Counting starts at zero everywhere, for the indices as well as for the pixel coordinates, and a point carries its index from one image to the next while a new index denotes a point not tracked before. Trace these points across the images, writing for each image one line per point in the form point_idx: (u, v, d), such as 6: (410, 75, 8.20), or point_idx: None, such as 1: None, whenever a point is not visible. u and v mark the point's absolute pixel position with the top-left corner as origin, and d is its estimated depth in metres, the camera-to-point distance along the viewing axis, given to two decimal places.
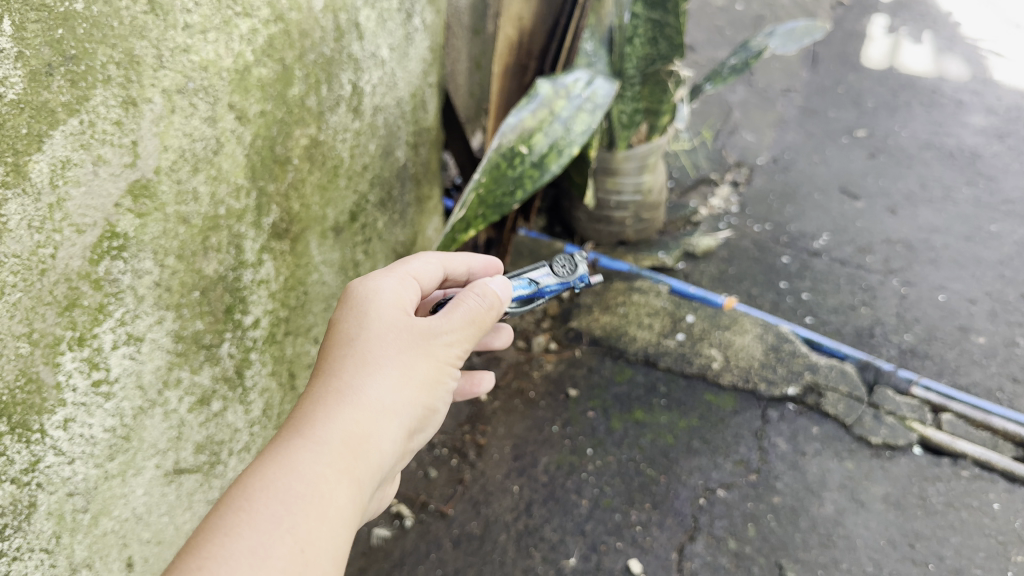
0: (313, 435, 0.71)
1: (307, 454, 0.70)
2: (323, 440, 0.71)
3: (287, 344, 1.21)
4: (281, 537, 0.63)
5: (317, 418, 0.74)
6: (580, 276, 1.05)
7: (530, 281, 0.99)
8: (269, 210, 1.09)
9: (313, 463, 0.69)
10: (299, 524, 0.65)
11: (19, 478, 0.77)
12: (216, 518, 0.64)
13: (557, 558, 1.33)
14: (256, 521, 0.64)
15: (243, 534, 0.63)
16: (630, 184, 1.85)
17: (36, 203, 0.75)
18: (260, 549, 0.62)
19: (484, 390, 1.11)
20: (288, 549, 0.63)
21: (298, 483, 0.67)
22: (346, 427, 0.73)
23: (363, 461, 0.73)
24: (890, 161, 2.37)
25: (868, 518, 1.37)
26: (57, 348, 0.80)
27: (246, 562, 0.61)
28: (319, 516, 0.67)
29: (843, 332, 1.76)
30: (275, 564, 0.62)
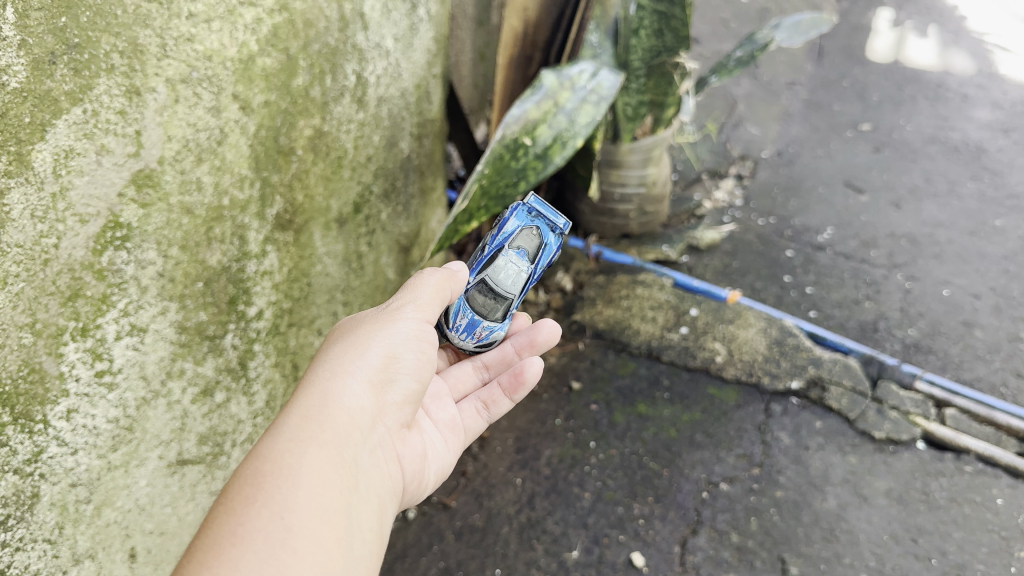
0: (271, 434, 0.81)
1: (267, 446, 0.79)
2: (280, 431, 0.81)
3: (290, 335, 1.21)
4: (256, 512, 0.72)
5: (276, 420, 0.84)
6: (529, 204, 1.20)
7: (482, 255, 1.19)
8: (273, 201, 1.09)
9: (274, 449, 0.79)
10: (271, 498, 0.74)
11: (22, 469, 0.77)
12: (201, 523, 0.73)
13: (560, 550, 1.33)
14: (232, 508, 0.73)
15: (223, 522, 0.72)
16: (635, 177, 1.85)
17: (39, 192, 0.75)
18: (240, 527, 0.71)
19: (532, 376, 1.17)
20: (266, 519, 0.72)
21: (265, 471, 0.77)
22: (301, 416, 0.83)
23: (324, 435, 0.83)
24: (895, 155, 2.36)
25: (871, 512, 1.36)
26: (60, 339, 0.79)
27: (230, 540, 0.70)
28: (288, 487, 0.75)
29: (847, 326, 1.75)
30: (257, 534, 0.71)
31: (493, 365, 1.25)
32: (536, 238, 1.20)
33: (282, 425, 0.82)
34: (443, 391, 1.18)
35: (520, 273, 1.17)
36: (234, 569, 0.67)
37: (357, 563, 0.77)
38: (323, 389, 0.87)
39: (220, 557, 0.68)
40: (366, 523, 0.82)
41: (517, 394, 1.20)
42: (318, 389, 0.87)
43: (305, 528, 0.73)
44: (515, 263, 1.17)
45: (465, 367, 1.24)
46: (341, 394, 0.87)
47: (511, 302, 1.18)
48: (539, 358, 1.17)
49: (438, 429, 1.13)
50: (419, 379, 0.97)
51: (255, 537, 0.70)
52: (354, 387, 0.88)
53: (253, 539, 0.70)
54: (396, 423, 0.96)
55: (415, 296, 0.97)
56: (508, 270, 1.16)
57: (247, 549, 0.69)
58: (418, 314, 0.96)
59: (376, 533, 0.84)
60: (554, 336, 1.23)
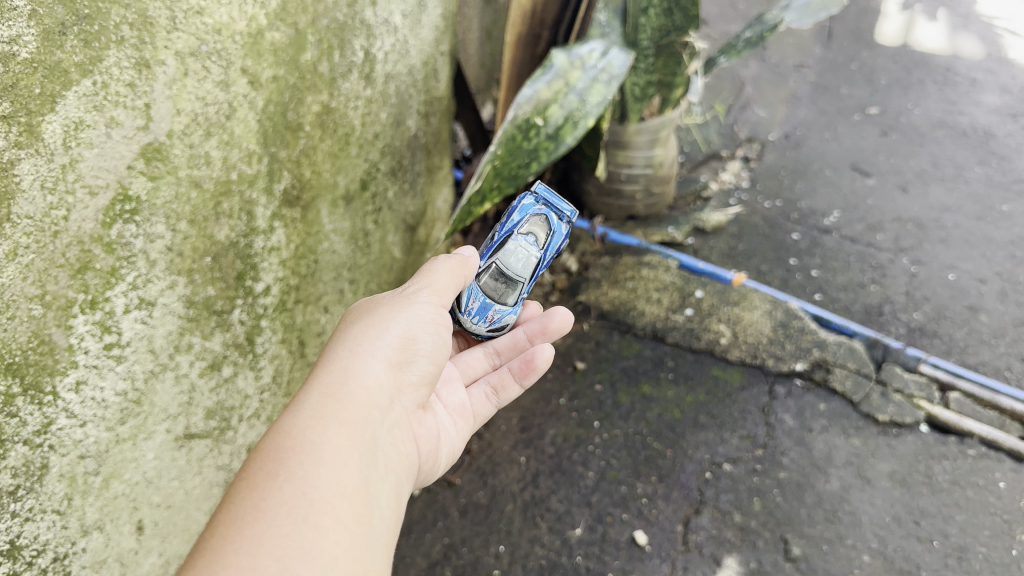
0: (291, 410, 0.82)
1: (289, 422, 0.79)
2: (301, 408, 0.82)
3: (297, 312, 1.21)
4: (279, 488, 0.73)
5: (295, 398, 0.84)
6: (536, 191, 1.21)
7: (492, 243, 1.20)
8: (280, 176, 1.09)
9: (295, 426, 0.79)
10: (294, 473, 0.74)
11: (32, 440, 0.77)
12: (223, 499, 0.73)
13: (563, 528, 1.33)
14: (254, 483, 0.73)
15: (246, 497, 0.72)
16: (642, 158, 1.85)
17: (49, 162, 0.75)
18: (263, 502, 0.71)
19: (543, 363, 1.17)
20: (289, 494, 0.72)
21: (286, 446, 0.77)
22: (320, 394, 0.84)
23: (344, 413, 0.83)
24: (903, 140, 2.35)
25: (873, 494, 1.37)
26: (69, 311, 0.80)
27: (253, 515, 0.70)
28: (310, 463, 0.76)
29: (853, 309, 1.75)
30: (280, 508, 0.71)
31: (504, 351, 1.25)
32: (545, 224, 1.20)
33: (301, 403, 0.82)
34: (453, 376, 1.19)
35: (530, 257, 1.17)
36: (257, 543, 0.68)
37: (378, 539, 0.78)
38: (343, 368, 0.87)
39: (244, 532, 0.68)
40: (386, 501, 0.82)
41: (527, 380, 1.20)
42: (337, 369, 0.87)
43: (327, 503, 0.73)
44: (525, 247, 1.18)
45: (476, 352, 1.25)
46: (359, 373, 0.87)
47: (521, 287, 1.18)
48: (551, 344, 1.18)
49: (448, 412, 1.13)
50: (432, 360, 0.98)
51: (278, 512, 0.71)
52: (372, 366, 0.89)
53: (277, 512, 0.70)
54: (411, 403, 0.97)
55: (430, 282, 0.99)
56: (518, 254, 1.17)
57: (271, 523, 0.69)
58: (433, 298, 0.98)
59: (395, 510, 0.84)
60: (566, 324, 1.23)
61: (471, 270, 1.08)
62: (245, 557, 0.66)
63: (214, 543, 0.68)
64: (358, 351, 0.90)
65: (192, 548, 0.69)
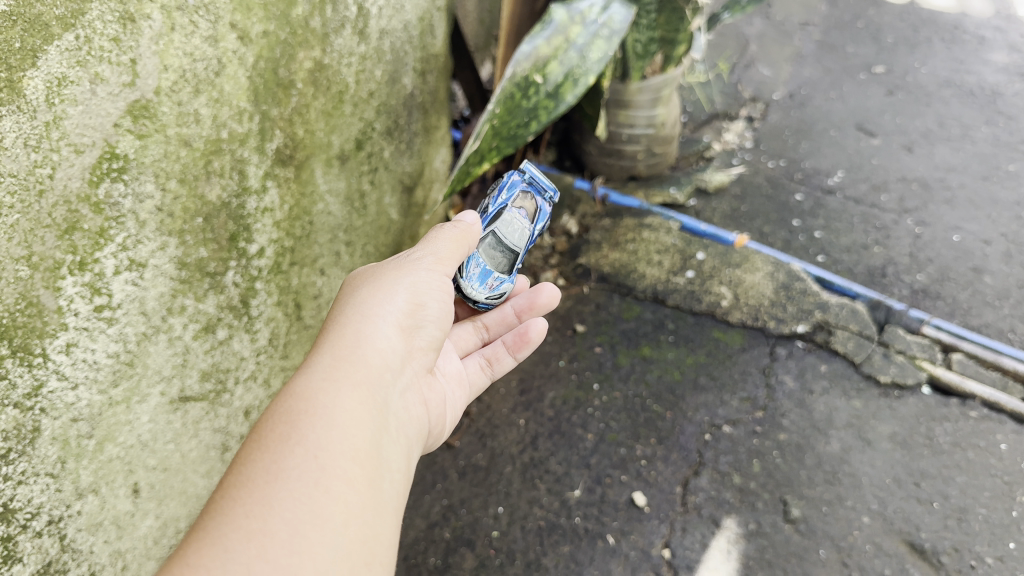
0: (302, 373, 0.80)
1: (301, 385, 0.78)
2: (312, 370, 0.80)
3: (292, 274, 1.19)
4: (290, 451, 0.71)
5: (306, 361, 0.83)
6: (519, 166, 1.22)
7: (487, 208, 1.18)
8: (272, 135, 1.07)
9: (307, 388, 0.78)
10: (306, 437, 0.73)
11: (22, 403, 0.76)
12: (233, 460, 0.72)
13: (562, 490, 1.33)
14: (266, 446, 0.72)
15: (258, 460, 0.71)
16: (643, 118, 1.82)
17: (32, 119, 0.73)
18: (275, 465, 0.70)
19: (536, 335, 1.17)
20: (301, 457, 0.71)
21: (298, 409, 0.76)
22: (331, 358, 0.83)
23: (357, 375, 0.82)
24: (909, 99, 2.32)
25: (874, 456, 1.36)
26: (58, 272, 0.78)
27: (264, 477, 0.69)
28: (322, 426, 0.75)
29: (855, 271, 1.73)
30: (291, 472, 0.70)
31: (493, 326, 1.25)
32: (532, 202, 1.21)
33: (312, 366, 0.81)
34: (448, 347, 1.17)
35: (523, 230, 1.18)
36: (268, 507, 0.67)
37: (390, 501, 0.77)
38: (355, 331, 0.86)
39: (254, 495, 0.67)
40: (396, 464, 0.82)
41: (520, 353, 1.20)
42: (348, 332, 0.86)
43: (340, 467, 0.73)
44: (518, 220, 1.18)
45: (466, 327, 1.23)
46: (371, 338, 0.86)
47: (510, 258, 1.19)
48: (544, 318, 1.18)
49: (446, 380, 1.11)
50: (440, 327, 0.97)
51: (290, 475, 0.70)
52: (382, 330, 0.88)
53: (290, 475, 0.70)
54: (419, 367, 0.96)
55: (435, 250, 0.98)
56: (514, 226, 1.17)
57: (282, 486, 0.69)
58: (437, 266, 0.97)
59: (405, 474, 0.83)
60: (554, 300, 1.23)
61: (474, 237, 1.06)
62: (255, 521, 0.66)
63: (225, 505, 0.67)
64: (366, 312, 0.88)
65: (204, 510, 0.68)
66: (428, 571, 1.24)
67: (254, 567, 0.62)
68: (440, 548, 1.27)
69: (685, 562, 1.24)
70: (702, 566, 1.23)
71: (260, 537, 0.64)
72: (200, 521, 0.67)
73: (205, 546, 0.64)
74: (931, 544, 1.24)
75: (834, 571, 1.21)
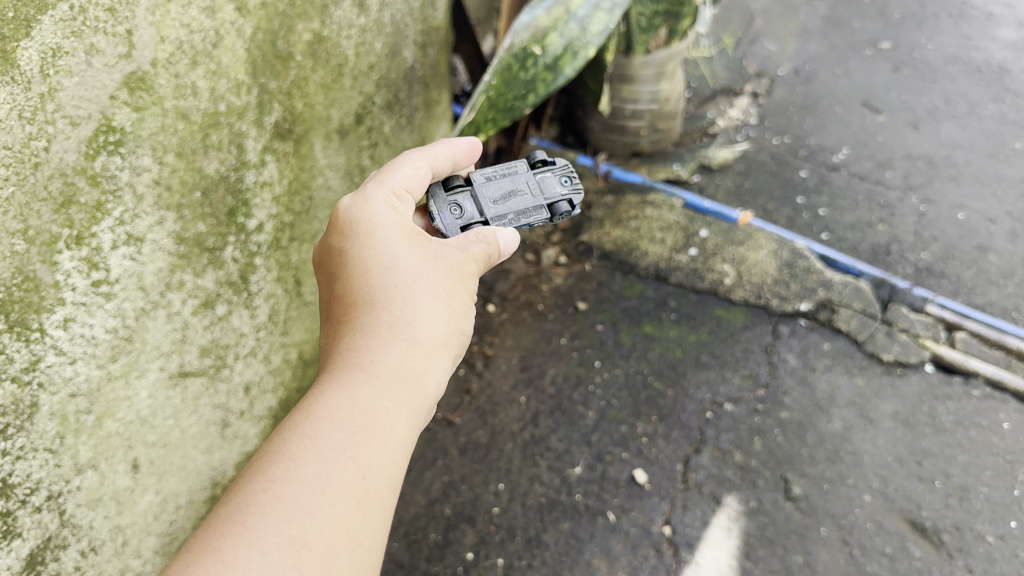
0: (363, 375, 0.74)
1: (360, 391, 0.72)
2: (375, 378, 0.74)
3: (292, 250, 1.18)
4: (343, 463, 0.66)
5: (365, 359, 0.76)
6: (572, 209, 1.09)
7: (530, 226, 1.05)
8: (271, 108, 1.05)
9: (365, 398, 0.72)
10: (359, 453, 0.68)
11: (20, 378, 0.76)
12: (280, 446, 0.66)
13: (563, 467, 1.33)
14: (319, 446, 0.66)
15: (307, 460, 0.65)
16: (647, 93, 1.80)
17: (27, 91, 0.72)
18: (324, 473, 0.65)
19: None
20: (351, 473, 0.66)
21: (357, 420, 0.70)
22: (394, 367, 0.76)
23: (414, 401, 0.76)
24: (915, 75, 2.29)
25: (876, 435, 1.36)
26: (54, 247, 0.77)
27: (312, 483, 0.64)
28: (377, 448, 0.69)
29: (859, 249, 1.72)
30: (340, 487, 0.64)
31: None
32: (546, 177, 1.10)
33: (369, 368, 0.75)
34: None
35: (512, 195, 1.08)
36: (310, 518, 0.62)
37: None
38: (420, 347, 0.79)
39: (300, 501, 0.62)
40: None
41: None
42: (413, 344, 0.79)
43: (382, 498, 0.67)
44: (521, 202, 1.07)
45: None
46: (432, 362, 0.80)
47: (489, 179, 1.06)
48: None
49: None
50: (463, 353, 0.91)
51: (336, 490, 0.64)
52: (441, 354, 0.81)
53: (336, 489, 0.64)
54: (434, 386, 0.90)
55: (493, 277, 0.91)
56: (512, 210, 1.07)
57: (329, 502, 0.63)
58: None
59: None
60: None
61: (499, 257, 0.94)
62: (295, 529, 0.61)
63: (266, 502, 0.62)
64: (424, 316, 0.81)
65: (239, 491, 0.62)
66: (429, 547, 1.24)
67: None
68: (440, 524, 1.27)
69: (685, 539, 1.24)
70: (703, 543, 1.23)
71: (298, 550, 0.60)
72: (235, 503, 0.61)
73: (238, 546, 0.58)
74: (932, 523, 1.24)
75: (834, 549, 1.21)
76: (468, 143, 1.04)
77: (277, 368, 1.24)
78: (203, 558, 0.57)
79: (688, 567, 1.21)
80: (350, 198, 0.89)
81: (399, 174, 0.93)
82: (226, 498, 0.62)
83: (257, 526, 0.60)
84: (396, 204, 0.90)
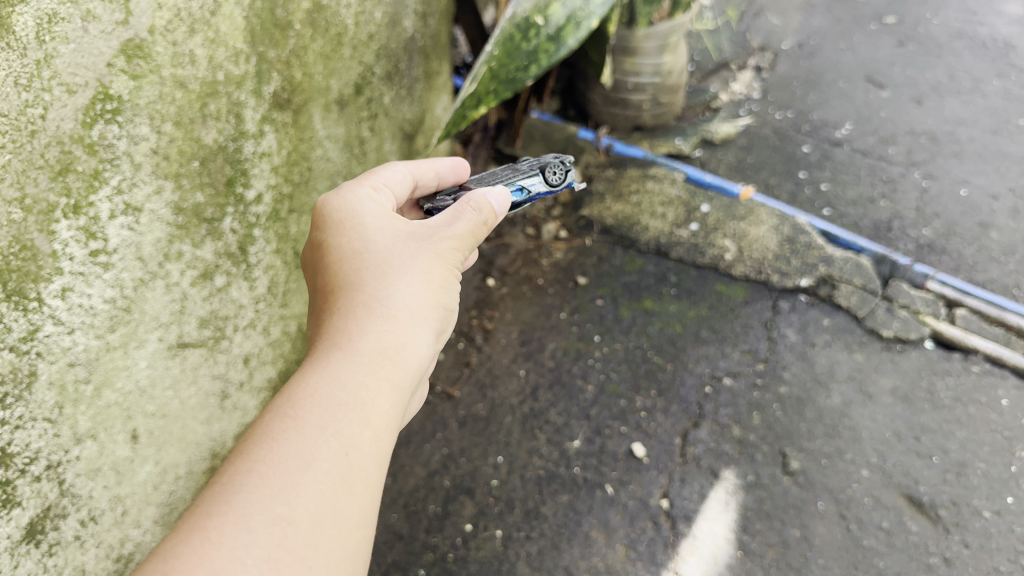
0: (345, 354, 0.74)
1: (340, 370, 0.72)
2: (357, 357, 0.73)
3: (292, 222, 1.18)
4: (325, 441, 0.66)
5: (347, 340, 0.76)
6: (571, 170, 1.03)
7: (524, 191, 0.97)
8: (270, 77, 1.04)
9: (346, 376, 0.71)
10: (342, 429, 0.67)
11: (18, 347, 0.76)
12: (262, 429, 0.66)
13: (562, 440, 1.33)
14: (302, 426, 0.66)
15: (290, 440, 0.65)
16: (650, 66, 1.79)
17: (23, 57, 0.71)
18: (307, 451, 0.65)
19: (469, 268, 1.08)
20: (334, 450, 0.66)
21: (338, 397, 0.69)
22: (375, 344, 0.76)
23: (398, 376, 0.75)
24: (920, 50, 2.27)
25: (875, 410, 1.36)
26: (52, 216, 0.77)
27: (295, 461, 0.64)
28: (359, 424, 0.69)
29: (861, 225, 1.72)
30: (323, 464, 0.64)
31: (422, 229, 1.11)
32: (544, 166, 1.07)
33: (349, 347, 0.75)
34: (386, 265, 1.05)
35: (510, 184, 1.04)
36: (295, 495, 0.62)
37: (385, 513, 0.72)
38: (402, 322, 0.79)
39: (283, 479, 0.62)
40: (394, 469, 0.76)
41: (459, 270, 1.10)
42: (395, 321, 0.78)
43: (368, 472, 0.67)
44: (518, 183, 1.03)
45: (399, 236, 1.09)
46: (416, 336, 0.79)
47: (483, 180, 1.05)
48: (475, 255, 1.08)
49: None
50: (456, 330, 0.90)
51: (319, 468, 0.64)
52: (425, 328, 0.80)
53: (320, 467, 0.64)
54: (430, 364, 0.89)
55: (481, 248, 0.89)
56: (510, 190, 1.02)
57: (313, 479, 0.63)
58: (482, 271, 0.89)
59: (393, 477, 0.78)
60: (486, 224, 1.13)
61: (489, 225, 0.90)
62: (278, 507, 0.61)
63: (249, 482, 0.62)
64: (404, 289, 0.80)
65: (222, 473, 0.62)
66: (428, 518, 1.24)
67: (274, 558, 0.58)
68: (440, 495, 1.27)
69: (683, 512, 1.24)
70: (701, 516, 1.23)
71: (282, 527, 0.60)
72: (219, 485, 0.61)
73: (223, 525, 0.58)
74: (929, 498, 1.24)
75: (832, 522, 1.21)
76: (450, 163, 1.06)
77: (276, 340, 1.24)
78: (188, 539, 0.58)
79: (685, 540, 1.21)
80: (330, 194, 0.90)
81: (380, 175, 0.95)
82: (211, 481, 0.62)
83: (242, 506, 0.60)
84: (369, 197, 0.91)
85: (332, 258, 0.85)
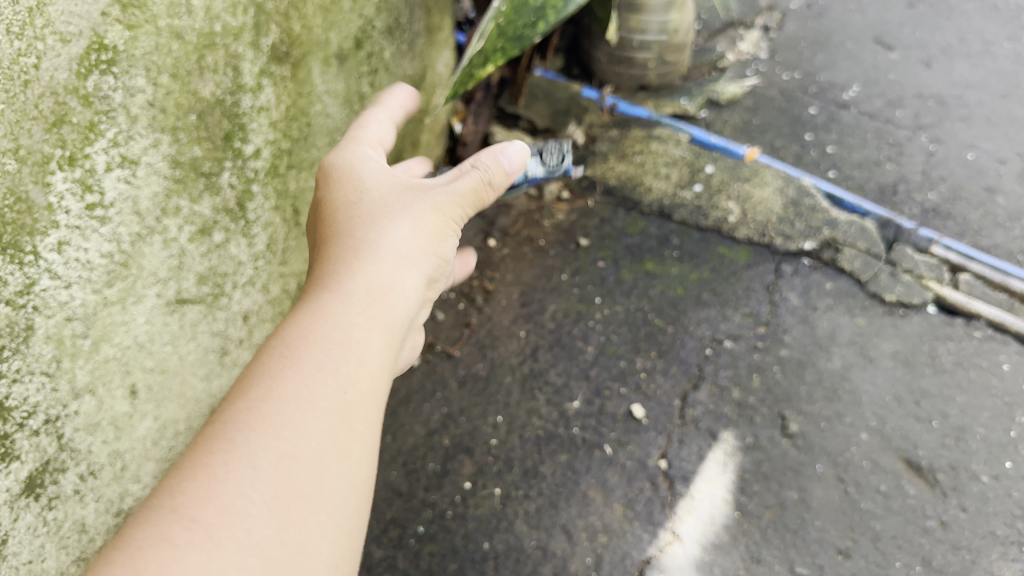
0: (338, 294, 0.73)
1: (333, 309, 0.71)
2: (351, 297, 0.73)
3: (290, 178, 1.17)
4: (322, 378, 0.65)
5: (344, 279, 0.75)
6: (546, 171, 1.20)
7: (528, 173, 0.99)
8: (267, 30, 1.02)
9: (340, 315, 0.71)
10: (337, 367, 0.67)
11: (14, 300, 0.76)
12: (261, 371, 0.66)
13: (561, 401, 1.33)
14: (297, 365, 0.66)
15: (287, 378, 0.65)
16: (657, 23, 1.76)
17: (14, 5, 0.69)
18: (304, 389, 0.64)
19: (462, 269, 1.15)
20: (331, 387, 0.65)
21: (331, 335, 0.69)
22: (370, 283, 0.75)
23: (393, 314, 0.74)
24: (930, 12, 2.24)
25: (875, 374, 1.36)
26: (47, 167, 0.76)
27: (293, 398, 0.64)
28: (354, 361, 0.68)
29: (866, 188, 1.70)
30: (321, 401, 0.64)
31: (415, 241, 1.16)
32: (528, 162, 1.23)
33: (344, 286, 0.74)
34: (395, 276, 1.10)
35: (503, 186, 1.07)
36: (298, 432, 0.62)
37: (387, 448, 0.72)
38: (399, 267, 0.77)
39: (283, 416, 0.62)
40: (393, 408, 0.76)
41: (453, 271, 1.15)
42: (392, 264, 0.77)
43: (367, 408, 0.67)
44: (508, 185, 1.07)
45: None
46: (413, 280, 0.78)
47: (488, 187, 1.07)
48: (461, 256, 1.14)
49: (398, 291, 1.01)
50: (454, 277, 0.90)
51: (318, 405, 0.64)
52: (421, 272, 0.79)
53: (318, 403, 0.64)
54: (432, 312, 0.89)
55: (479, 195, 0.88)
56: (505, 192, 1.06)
57: (313, 415, 0.63)
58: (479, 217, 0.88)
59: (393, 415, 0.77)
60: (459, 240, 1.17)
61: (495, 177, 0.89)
62: (281, 443, 0.61)
63: (251, 420, 0.62)
64: (399, 234, 0.80)
65: (223, 413, 0.62)
66: (427, 476, 1.24)
67: (280, 493, 0.59)
68: (439, 454, 1.26)
69: (681, 472, 1.24)
70: (699, 477, 1.23)
71: (286, 462, 0.60)
72: (222, 424, 0.62)
73: (228, 462, 0.59)
74: (928, 462, 1.25)
75: (829, 485, 1.21)
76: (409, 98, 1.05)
77: (276, 299, 1.23)
78: (194, 475, 0.58)
79: (682, 500, 1.20)
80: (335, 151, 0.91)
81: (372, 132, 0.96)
82: (212, 422, 0.63)
83: (245, 443, 0.60)
84: (362, 151, 0.90)
85: (327, 211, 0.84)
